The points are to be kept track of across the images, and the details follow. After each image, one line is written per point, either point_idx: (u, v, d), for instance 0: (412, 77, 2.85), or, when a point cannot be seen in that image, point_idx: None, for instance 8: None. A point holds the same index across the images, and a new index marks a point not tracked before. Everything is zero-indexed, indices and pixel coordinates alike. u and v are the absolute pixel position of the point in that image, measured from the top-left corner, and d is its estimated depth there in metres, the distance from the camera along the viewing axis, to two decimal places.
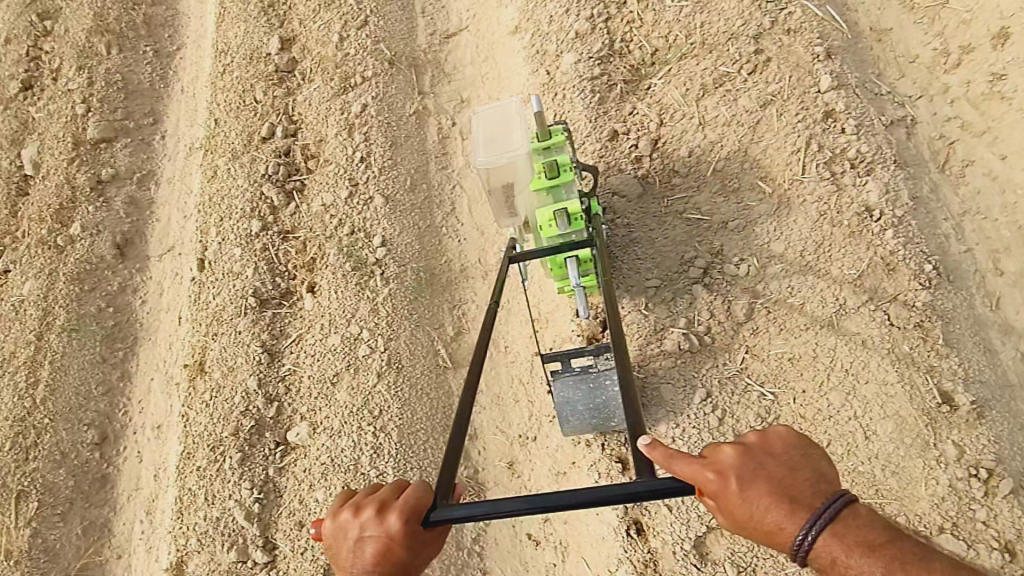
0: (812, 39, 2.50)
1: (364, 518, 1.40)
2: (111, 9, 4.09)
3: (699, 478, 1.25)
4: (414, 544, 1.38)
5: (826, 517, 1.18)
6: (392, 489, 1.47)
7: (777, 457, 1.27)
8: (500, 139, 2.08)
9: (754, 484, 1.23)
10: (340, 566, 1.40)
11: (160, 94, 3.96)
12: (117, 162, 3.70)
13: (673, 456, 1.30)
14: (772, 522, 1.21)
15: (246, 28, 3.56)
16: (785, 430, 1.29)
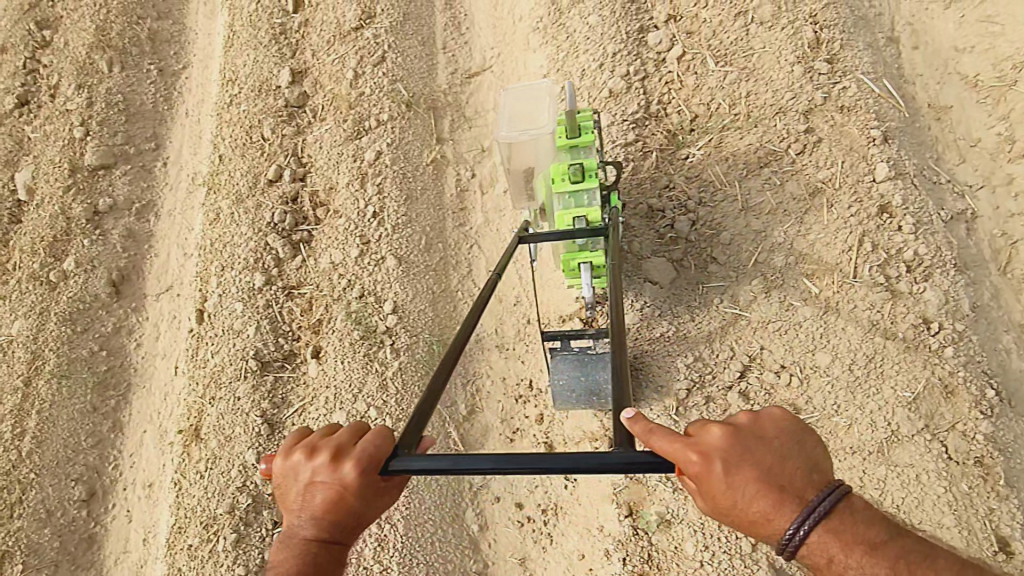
0: (869, 119, 2.30)
1: (317, 461, 1.22)
2: (114, 22, 3.88)
3: (682, 459, 1.11)
4: (370, 495, 1.21)
5: (821, 511, 1.05)
6: (352, 432, 1.28)
7: (769, 440, 1.14)
8: (527, 116, 2.10)
9: (742, 469, 1.09)
10: (289, 507, 1.25)
11: (163, 117, 3.77)
12: (116, 191, 3.53)
13: (655, 430, 1.15)
14: (760, 512, 1.07)
15: (256, 55, 3.36)
16: (779, 411, 1.14)
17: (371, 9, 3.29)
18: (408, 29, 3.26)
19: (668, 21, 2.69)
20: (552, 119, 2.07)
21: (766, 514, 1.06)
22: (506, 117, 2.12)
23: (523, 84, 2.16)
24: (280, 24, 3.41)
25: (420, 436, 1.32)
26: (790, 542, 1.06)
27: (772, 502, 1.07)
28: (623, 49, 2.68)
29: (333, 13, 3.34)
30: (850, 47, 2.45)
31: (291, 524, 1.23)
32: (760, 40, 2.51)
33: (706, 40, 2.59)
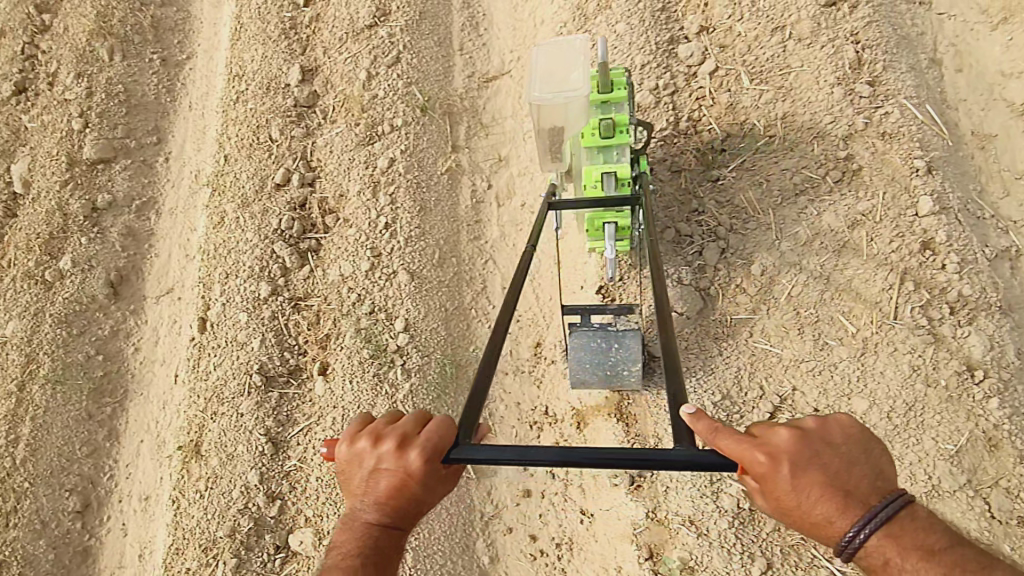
0: (912, 147, 2.18)
1: (382, 449, 1.27)
2: (117, 8, 3.72)
3: (749, 459, 1.11)
4: (431, 482, 1.27)
5: (883, 518, 1.06)
6: (414, 420, 1.32)
7: (837, 445, 1.14)
8: (559, 76, 1.98)
9: (808, 472, 1.10)
10: (351, 490, 1.31)
11: (166, 110, 3.64)
12: (115, 186, 3.41)
13: (721, 430, 1.17)
14: (822, 515, 1.09)
15: (264, 50, 3.21)
16: (846, 417, 1.14)
17: (385, 7, 3.15)
18: (424, 28, 3.13)
19: (700, 33, 2.56)
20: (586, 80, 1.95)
21: (828, 518, 1.08)
22: (538, 75, 1.99)
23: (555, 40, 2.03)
24: (289, 19, 3.27)
25: (476, 424, 1.36)
26: (848, 545, 1.08)
27: (835, 505, 1.09)
28: (652, 61, 2.56)
29: (346, 9, 3.20)
30: (894, 69, 2.32)
31: (354, 508, 1.30)
32: (797, 58, 2.39)
33: (741, 55, 2.46)
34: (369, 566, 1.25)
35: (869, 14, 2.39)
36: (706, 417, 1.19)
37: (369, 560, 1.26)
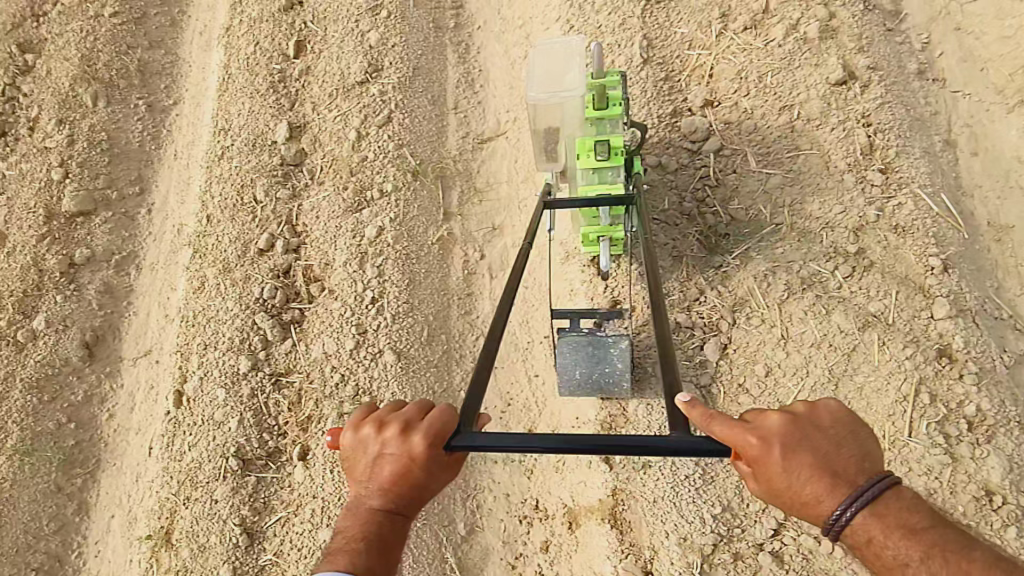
0: (927, 244, 2.06)
1: (386, 434, 1.36)
2: (101, 52, 3.63)
3: (740, 443, 1.19)
4: (433, 468, 1.34)
5: (869, 497, 1.12)
6: (416, 408, 1.41)
7: (824, 430, 1.20)
8: (556, 75, 1.97)
9: (797, 454, 1.17)
10: (356, 478, 1.40)
11: (150, 157, 3.53)
12: (94, 240, 3.28)
13: (714, 417, 1.24)
14: (812, 494, 1.15)
15: (251, 104, 3.10)
16: (834, 402, 1.21)
17: (377, 62, 3.03)
18: (417, 85, 3.01)
19: (704, 107, 2.45)
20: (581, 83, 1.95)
21: (818, 498, 1.14)
22: (535, 73, 2.00)
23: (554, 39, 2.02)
24: (278, 71, 3.16)
25: (475, 414, 1.44)
26: (836, 524, 1.14)
27: (824, 486, 1.15)
28: (655, 138, 2.46)
29: (337, 63, 3.08)
30: (908, 155, 2.20)
31: (359, 493, 1.38)
32: (807, 140, 2.27)
33: (748, 133, 2.35)
34: (371, 551, 1.32)
35: (881, 96, 2.27)
36: (700, 405, 1.27)
37: (371, 544, 1.32)
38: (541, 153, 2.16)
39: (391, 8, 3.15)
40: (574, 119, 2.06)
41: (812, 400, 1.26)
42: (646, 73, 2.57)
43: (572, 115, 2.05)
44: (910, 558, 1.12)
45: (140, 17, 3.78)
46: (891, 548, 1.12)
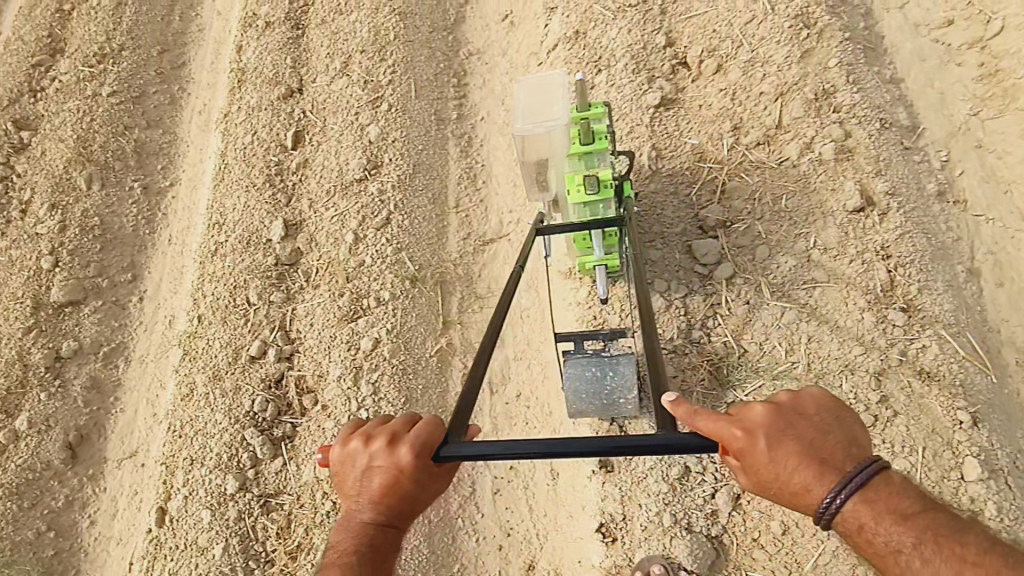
0: (954, 394, 1.93)
1: (374, 447, 1.37)
2: (98, 132, 3.60)
3: (725, 436, 1.19)
4: (422, 478, 1.35)
5: (857, 483, 1.12)
6: (404, 421, 1.42)
7: (807, 418, 1.21)
8: (541, 109, 1.99)
9: (782, 444, 1.17)
10: (347, 494, 1.40)
11: (144, 242, 3.45)
12: (83, 331, 3.18)
13: (699, 413, 1.24)
14: (801, 483, 1.15)
15: (247, 199, 3.03)
16: (817, 390, 1.23)
17: (377, 158, 2.96)
18: (418, 182, 2.93)
19: (717, 228, 2.34)
20: (565, 112, 1.97)
21: (807, 485, 1.14)
22: (521, 108, 2.01)
23: (537, 76, 2.06)
24: (275, 163, 3.09)
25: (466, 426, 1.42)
26: (826, 511, 1.14)
27: (811, 473, 1.15)
28: (665, 258, 2.36)
29: (335, 158, 3.01)
30: (930, 290, 2.09)
31: (349, 508, 1.39)
32: (824, 271, 2.16)
33: (762, 260, 2.25)
34: (364, 562, 1.32)
35: (901, 227, 2.17)
36: (685, 403, 1.27)
37: (366, 554, 1.33)
38: (533, 184, 2.16)
39: (392, 101, 3.08)
40: (562, 149, 2.05)
41: (796, 390, 1.27)
42: (654, 186, 2.50)
43: (560, 146, 2.06)
44: (902, 545, 1.11)
45: (139, 96, 3.77)
46: (883, 535, 1.12)
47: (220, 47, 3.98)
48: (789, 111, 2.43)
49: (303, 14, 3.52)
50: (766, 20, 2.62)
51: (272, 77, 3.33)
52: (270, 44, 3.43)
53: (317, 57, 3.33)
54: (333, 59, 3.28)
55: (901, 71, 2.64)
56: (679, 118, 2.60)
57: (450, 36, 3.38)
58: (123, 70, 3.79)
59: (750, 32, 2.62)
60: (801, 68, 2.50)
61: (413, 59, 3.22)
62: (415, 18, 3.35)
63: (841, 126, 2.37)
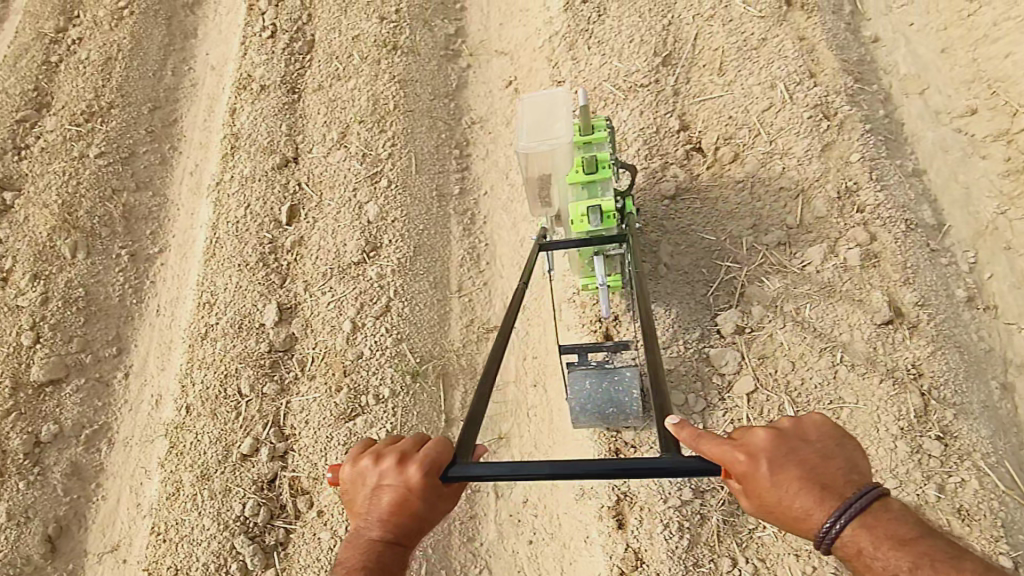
0: (997, 535, 1.81)
1: (383, 465, 1.35)
2: (84, 196, 3.46)
3: (728, 459, 1.20)
4: (433, 499, 1.32)
5: (857, 509, 1.10)
6: (414, 441, 1.41)
7: (811, 444, 1.21)
8: (545, 126, 2.06)
9: (785, 469, 1.16)
10: (354, 514, 1.36)
11: (131, 314, 3.31)
12: (64, 413, 3.02)
13: (704, 437, 1.25)
14: (802, 508, 1.14)
15: (240, 279, 2.90)
16: (820, 415, 1.22)
17: (376, 239, 2.84)
18: (419, 265, 2.80)
19: (735, 335, 2.24)
20: (568, 130, 2.04)
21: (807, 510, 1.13)
22: (525, 127, 2.08)
23: (540, 93, 2.12)
24: (270, 240, 2.96)
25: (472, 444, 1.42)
26: (826, 537, 1.12)
27: (813, 498, 1.14)
28: (682, 366, 2.25)
29: (333, 238, 2.88)
30: (966, 415, 1.98)
31: (357, 528, 1.34)
32: (852, 390, 2.06)
33: (784, 373, 2.14)
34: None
35: (931, 344, 2.07)
36: (689, 426, 1.28)
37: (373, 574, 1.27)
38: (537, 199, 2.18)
39: (392, 177, 2.96)
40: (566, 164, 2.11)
41: (800, 415, 1.27)
42: (669, 283, 2.40)
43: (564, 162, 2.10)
44: (899, 569, 1.07)
45: (128, 155, 3.65)
46: (880, 561, 1.08)
47: (213, 104, 3.86)
48: (811, 210, 2.34)
49: (300, 77, 3.40)
50: (783, 109, 2.53)
51: (267, 145, 3.20)
52: (266, 109, 3.31)
53: (314, 125, 3.21)
54: (331, 128, 3.15)
55: (923, 163, 2.56)
56: (694, 209, 2.49)
57: (452, 103, 3.27)
58: (111, 130, 3.67)
59: (765, 121, 2.53)
60: (821, 164, 2.40)
61: (414, 130, 3.10)
62: (416, 85, 3.23)
63: (865, 228, 2.27)
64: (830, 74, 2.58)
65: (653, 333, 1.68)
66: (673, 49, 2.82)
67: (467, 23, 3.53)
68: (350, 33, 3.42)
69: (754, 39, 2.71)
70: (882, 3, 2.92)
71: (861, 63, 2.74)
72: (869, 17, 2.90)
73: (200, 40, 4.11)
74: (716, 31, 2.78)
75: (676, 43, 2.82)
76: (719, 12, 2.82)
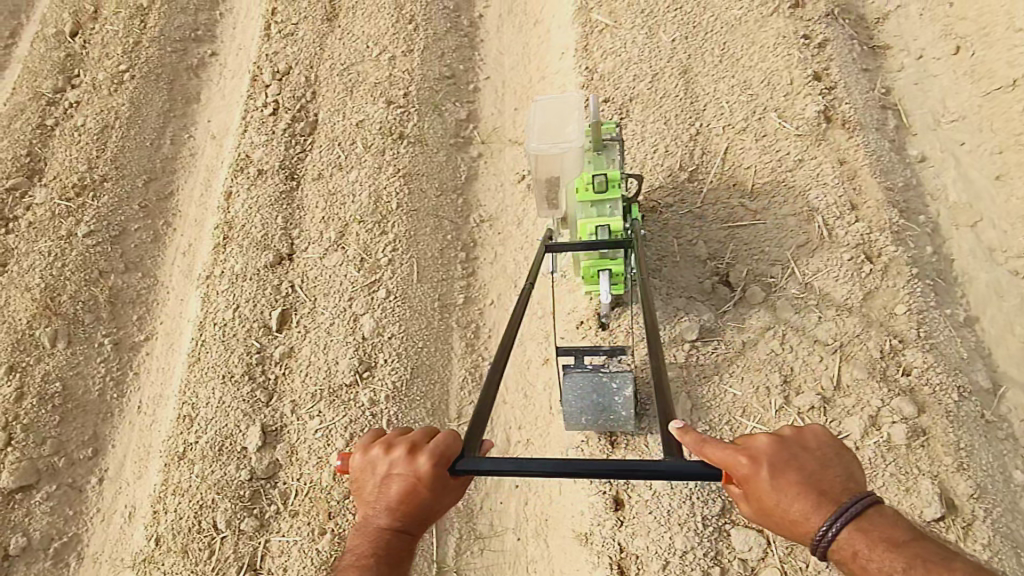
0: None
1: (394, 455, 1.35)
2: (69, 279, 3.27)
3: (726, 461, 1.17)
4: (441, 488, 1.32)
5: (854, 513, 1.08)
6: (424, 432, 1.40)
7: (809, 451, 1.18)
8: (555, 128, 2.28)
9: (783, 473, 1.14)
10: (363, 500, 1.37)
11: (111, 411, 3.12)
12: (33, 523, 2.82)
13: (703, 441, 1.23)
14: (798, 512, 1.11)
15: (223, 393, 2.69)
16: (822, 425, 1.20)
17: (369, 357, 2.63)
18: (416, 389, 2.59)
19: None
20: (578, 134, 2.25)
21: (804, 514, 1.10)
22: (537, 127, 2.30)
23: (553, 99, 2.34)
24: (258, 349, 2.76)
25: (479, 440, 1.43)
26: (822, 541, 1.09)
27: (809, 502, 1.11)
28: None
29: (324, 353, 2.68)
30: None
31: (366, 515, 1.35)
32: None
33: None
34: (381, 567, 1.29)
35: (986, 550, 1.81)
36: (694, 430, 1.25)
37: (382, 560, 1.30)
38: (543, 201, 2.45)
39: (391, 286, 2.75)
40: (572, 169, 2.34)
41: (799, 425, 1.24)
42: None
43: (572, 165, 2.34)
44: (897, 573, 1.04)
45: (119, 234, 3.46)
46: (876, 566, 1.05)
47: (211, 176, 3.67)
48: (849, 371, 2.10)
49: (300, 161, 3.20)
50: (821, 247, 2.30)
51: (261, 240, 3.00)
52: (262, 198, 3.11)
53: (312, 219, 3.01)
54: (330, 224, 2.95)
55: (976, 308, 2.28)
56: (719, 354, 2.24)
57: (460, 198, 3.04)
58: (103, 206, 3.49)
59: (800, 259, 2.30)
60: (861, 315, 2.16)
61: (418, 232, 2.88)
62: (423, 179, 3.01)
63: (910, 397, 2.03)
64: (874, 206, 2.34)
65: (656, 346, 1.69)
66: (700, 163, 2.58)
67: (480, 106, 3.32)
68: (354, 116, 3.21)
69: (790, 159, 2.48)
70: (929, 118, 2.68)
71: (908, 188, 2.50)
72: (915, 132, 2.66)
73: (203, 105, 3.93)
74: (748, 147, 2.55)
75: (704, 156, 2.59)
76: (752, 125, 2.59)
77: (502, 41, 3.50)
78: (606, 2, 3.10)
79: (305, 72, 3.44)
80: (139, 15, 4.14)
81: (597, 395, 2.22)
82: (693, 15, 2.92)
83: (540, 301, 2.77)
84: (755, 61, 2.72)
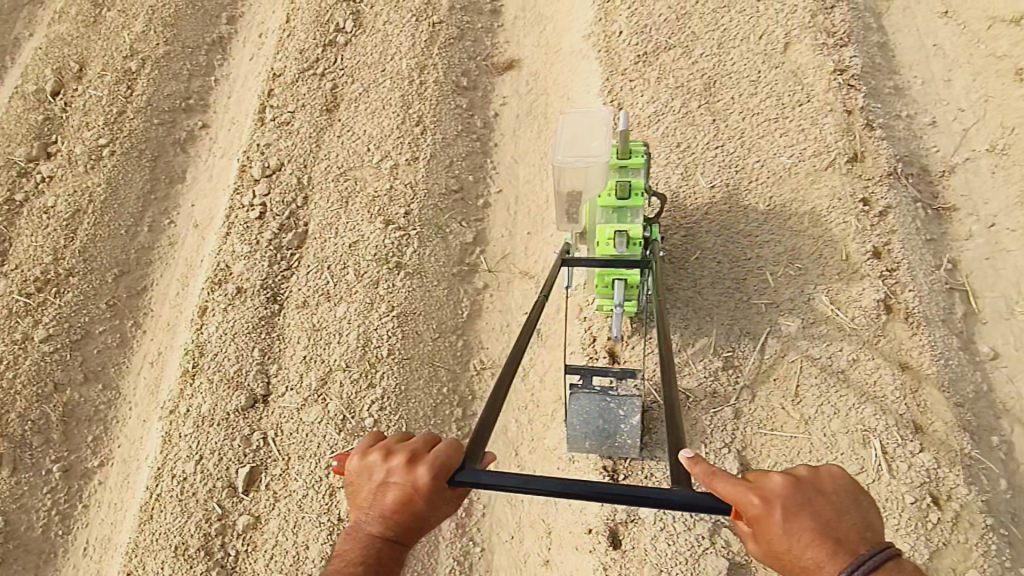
0: None
1: (391, 461, 1.13)
2: (20, 394, 2.92)
3: (736, 497, 0.99)
4: (440, 501, 1.11)
5: (874, 566, 0.91)
6: (426, 438, 1.18)
7: (827, 494, 1.00)
8: (584, 142, 2.01)
9: (799, 516, 0.96)
10: (355, 506, 1.15)
11: (51, 552, 2.73)
12: None
13: (714, 471, 1.04)
14: (810, 558, 0.94)
15: (173, 570, 2.32)
16: (841, 465, 1.02)
17: None
18: None
19: None
20: (607, 149, 1.97)
21: (816, 562, 0.93)
22: (563, 140, 2.03)
23: (581, 112, 2.07)
24: (218, 515, 2.40)
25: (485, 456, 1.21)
26: None
27: (826, 549, 0.94)
28: None
29: (293, 533, 2.33)
30: None
31: (358, 520, 1.14)
32: None
33: None
34: None
35: None
36: (702, 461, 1.07)
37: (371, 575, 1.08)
38: (563, 216, 2.14)
39: None
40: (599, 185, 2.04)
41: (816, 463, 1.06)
42: None
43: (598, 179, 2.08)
44: None
45: (81, 338, 3.10)
46: None
47: (190, 273, 3.32)
48: None
49: (284, 281, 2.86)
50: (878, 483, 1.95)
51: (233, 377, 2.65)
52: (238, 324, 2.77)
53: (292, 356, 2.67)
54: (312, 367, 2.62)
55: None
56: None
57: (460, 340, 2.70)
58: (65, 305, 3.14)
59: None
60: None
61: (411, 385, 2.55)
62: (420, 319, 2.67)
63: None
64: (941, 431, 2.00)
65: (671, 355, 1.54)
66: (737, 347, 2.24)
67: (489, 225, 2.98)
68: (349, 235, 2.88)
69: (843, 358, 2.15)
70: (1002, 302, 2.34)
71: (976, 397, 2.15)
72: (984, 319, 2.32)
73: (188, 186, 3.60)
74: (793, 334, 2.22)
75: (741, 338, 2.26)
76: (798, 308, 2.26)
77: (518, 148, 3.17)
78: (637, 128, 2.77)
79: (298, 172, 3.11)
80: (126, 80, 3.81)
81: (602, 414, 2.19)
82: (735, 158, 2.59)
83: (541, 482, 2.42)
84: (804, 226, 2.39)
